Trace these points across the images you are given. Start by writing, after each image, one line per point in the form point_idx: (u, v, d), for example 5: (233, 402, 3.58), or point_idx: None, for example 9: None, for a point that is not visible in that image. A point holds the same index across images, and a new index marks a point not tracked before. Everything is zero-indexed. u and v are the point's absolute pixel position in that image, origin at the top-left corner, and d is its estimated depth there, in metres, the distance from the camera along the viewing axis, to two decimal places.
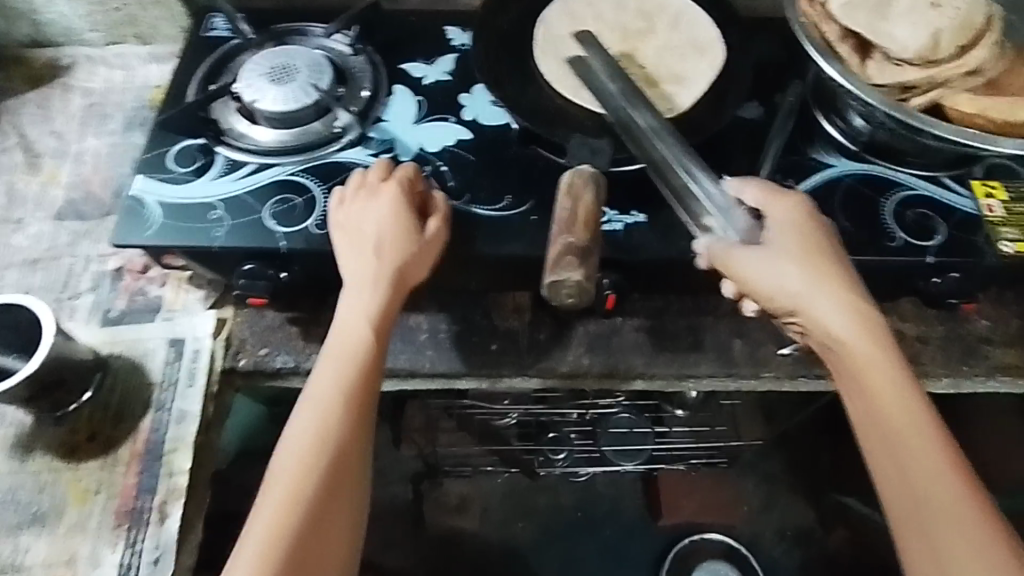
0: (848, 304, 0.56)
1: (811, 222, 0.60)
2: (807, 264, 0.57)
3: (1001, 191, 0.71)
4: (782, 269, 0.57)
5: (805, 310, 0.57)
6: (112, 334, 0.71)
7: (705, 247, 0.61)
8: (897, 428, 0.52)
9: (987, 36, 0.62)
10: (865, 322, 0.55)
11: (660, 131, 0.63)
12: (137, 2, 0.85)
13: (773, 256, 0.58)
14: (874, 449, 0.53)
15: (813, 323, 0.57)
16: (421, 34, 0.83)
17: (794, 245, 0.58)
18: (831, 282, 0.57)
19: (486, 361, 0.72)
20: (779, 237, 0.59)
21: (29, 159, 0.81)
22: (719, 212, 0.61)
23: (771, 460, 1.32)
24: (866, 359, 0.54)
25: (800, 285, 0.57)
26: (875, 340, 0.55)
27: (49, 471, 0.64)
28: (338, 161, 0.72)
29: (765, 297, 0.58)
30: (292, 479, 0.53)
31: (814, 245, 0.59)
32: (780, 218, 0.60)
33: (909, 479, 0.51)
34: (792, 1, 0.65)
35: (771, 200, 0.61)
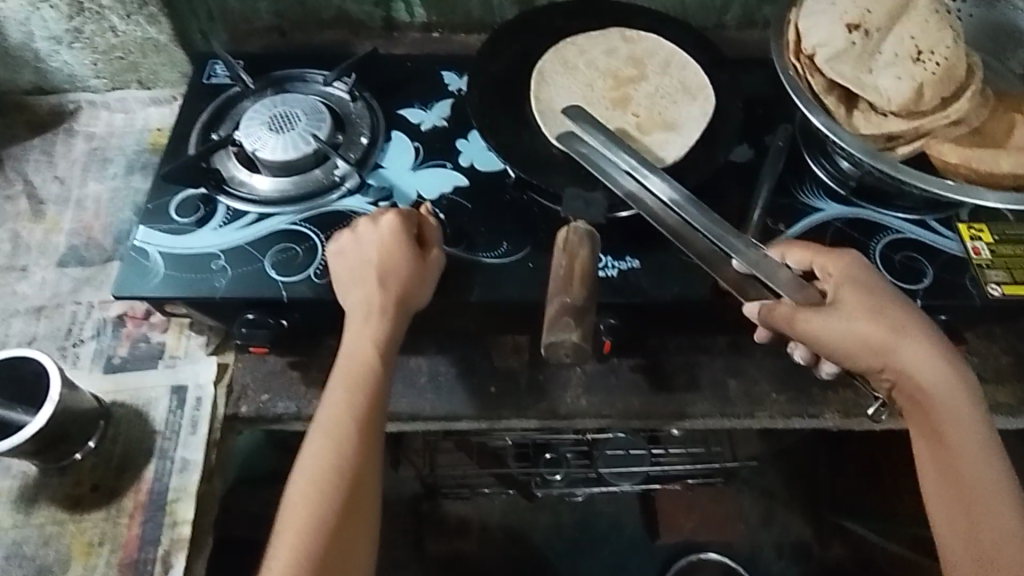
0: (939, 359, 0.58)
1: (860, 273, 0.61)
2: (891, 319, 0.59)
3: (987, 233, 0.73)
4: (858, 324, 0.58)
5: (896, 365, 0.59)
6: (114, 382, 0.72)
7: (756, 307, 0.60)
8: (972, 479, 0.57)
9: (968, 88, 0.65)
10: (955, 377, 0.59)
11: (640, 167, 0.66)
12: (139, 51, 0.87)
13: (850, 312, 0.59)
14: (955, 504, 0.57)
15: (899, 376, 0.59)
16: (417, 78, 0.84)
17: (863, 298, 0.60)
18: (920, 337, 0.59)
19: (485, 404, 0.73)
20: (854, 295, 0.60)
21: (33, 206, 0.83)
22: (756, 269, 0.62)
23: (767, 476, 1.33)
24: (951, 414, 0.58)
25: (892, 342, 0.58)
26: (967, 396, 0.58)
27: (53, 522, 0.65)
28: (337, 209, 0.73)
29: (839, 352, 0.59)
30: (306, 507, 0.55)
31: (885, 298, 0.60)
32: (850, 271, 0.61)
33: (986, 536, 0.55)
34: (780, 53, 0.67)
35: (819, 259, 0.63)
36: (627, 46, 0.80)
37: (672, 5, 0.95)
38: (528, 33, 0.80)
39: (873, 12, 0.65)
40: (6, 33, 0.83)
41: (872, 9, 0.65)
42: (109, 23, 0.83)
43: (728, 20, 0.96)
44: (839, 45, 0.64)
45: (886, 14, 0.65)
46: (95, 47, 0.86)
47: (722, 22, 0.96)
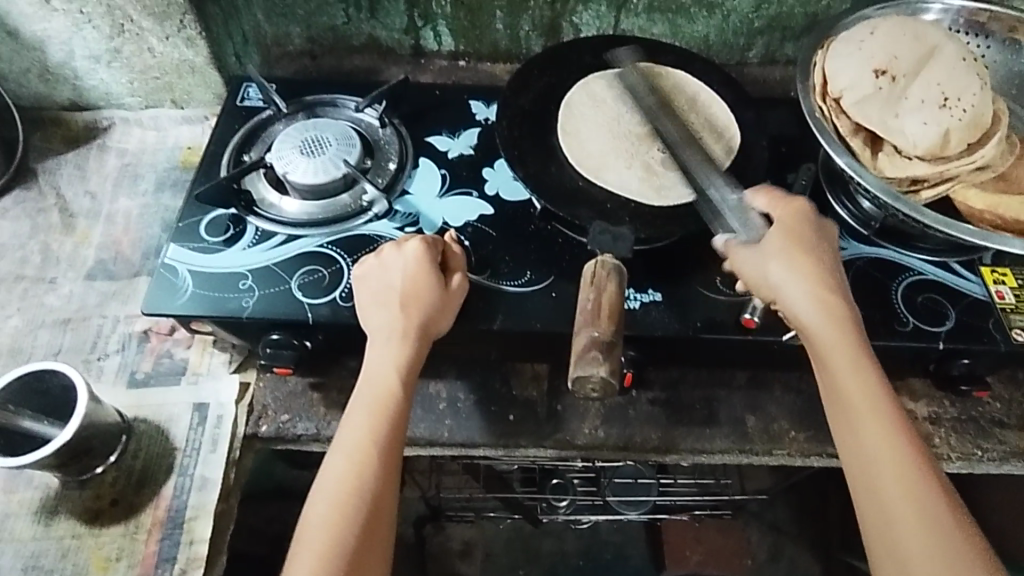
0: (822, 295, 0.60)
1: (801, 220, 0.65)
2: (789, 257, 0.62)
3: (1010, 277, 0.74)
4: (772, 263, 0.62)
5: (783, 301, 0.61)
6: (137, 397, 0.72)
7: (722, 239, 0.66)
8: (848, 392, 0.57)
9: (995, 134, 0.65)
10: (836, 309, 0.60)
11: (674, 152, 0.74)
12: (175, 71, 0.89)
13: (767, 252, 0.62)
14: (842, 427, 0.58)
15: (788, 311, 0.61)
16: (445, 107, 0.86)
17: (784, 241, 0.63)
18: (810, 270, 0.61)
19: (503, 432, 0.73)
20: (774, 233, 0.63)
21: (65, 220, 0.84)
22: (731, 212, 0.68)
23: (774, 510, 1.34)
24: (832, 345, 0.59)
25: (783, 277, 0.61)
26: (839, 330, 0.59)
27: (72, 536, 0.65)
28: (364, 233, 0.74)
29: (751, 278, 0.63)
30: (325, 534, 0.55)
31: (804, 240, 0.63)
32: (780, 217, 0.65)
33: (868, 460, 0.55)
34: (807, 92, 0.68)
35: (770, 206, 0.67)
36: (653, 82, 0.81)
37: (696, 41, 0.96)
38: (556, 66, 0.82)
39: (900, 58, 0.67)
40: (48, 50, 0.85)
41: (899, 56, 0.67)
42: (147, 44, 0.85)
43: (751, 57, 0.97)
44: (865, 90, 0.66)
45: (913, 61, 0.67)
46: (133, 67, 0.88)
47: (745, 59, 0.98)
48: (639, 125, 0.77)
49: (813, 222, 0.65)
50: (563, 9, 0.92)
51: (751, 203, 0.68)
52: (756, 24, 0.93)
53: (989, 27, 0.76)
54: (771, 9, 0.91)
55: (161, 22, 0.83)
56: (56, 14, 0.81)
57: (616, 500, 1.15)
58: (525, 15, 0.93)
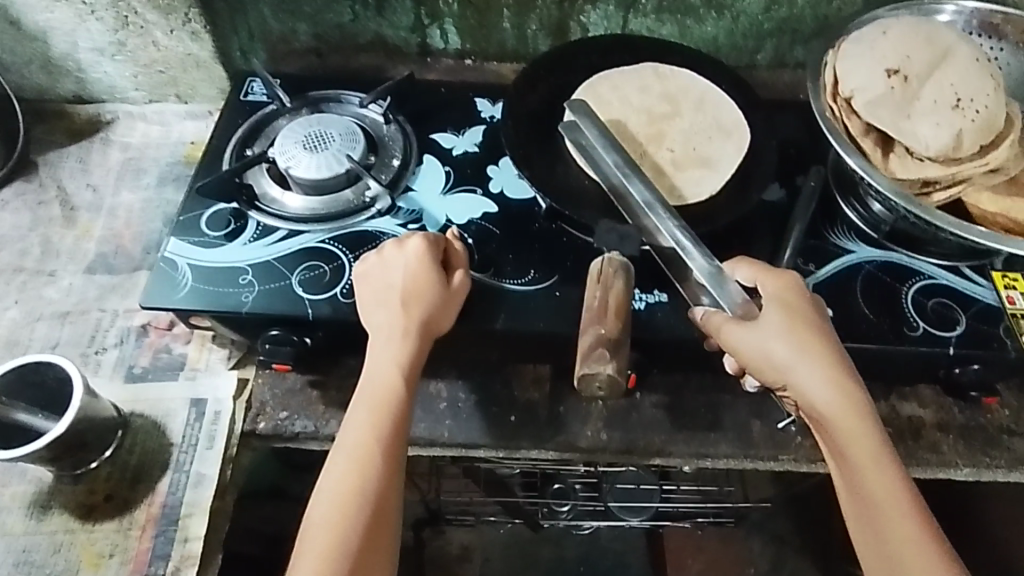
0: (836, 379, 0.57)
1: (799, 292, 0.62)
2: (798, 339, 0.58)
3: (1021, 283, 0.72)
4: (778, 346, 0.58)
5: (794, 385, 0.58)
6: (134, 392, 0.72)
7: (701, 313, 0.62)
8: (869, 492, 0.55)
9: (1008, 137, 0.64)
10: (850, 398, 0.57)
11: (654, 205, 0.65)
12: (180, 65, 0.88)
13: (773, 331, 0.59)
14: (863, 520, 0.55)
15: (799, 395, 0.58)
16: (450, 105, 0.85)
17: (788, 320, 0.59)
18: (819, 353, 0.58)
19: (504, 434, 0.72)
20: (774, 311, 0.60)
21: (65, 213, 0.84)
22: (712, 282, 0.62)
23: (776, 521, 1.30)
24: (850, 436, 0.56)
25: (794, 361, 0.58)
26: (857, 420, 0.56)
27: (64, 531, 0.64)
28: (367, 230, 0.73)
29: (756, 365, 0.59)
30: (329, 534, 0.54)
31: (808, 318, 0.60)
32: (778, 291, 0.61)
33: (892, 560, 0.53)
34: (817, 93, 0.68)
35: (762, 275, 0.62)
36: (661, 82, 0.81)
37: (705, 43, 0.95)
38: (563, 65, 0.81)
39: (913, 58, 0.66)
40: (52, 42, 0.85)
41: (912, 56, 0.66)
42: (153, 37, 0.85)
43: (760, 60, 0.96)
44: (877, 91, 0.65)
45: (927, 62, 0.66)
46: (137, 60, 0.87)
47: (754, 61, 0.97)
48: (615, 168, 0.68)
49: (808, 293, 0.62)
50: (571, 9, 0.91)
51: (735, 274, 0.64)
52: (765, 26, 0.93)
53: (1002, 29, 0.75)
54: (782, 11, 0.90)
55: (166, 15, 0.82)
56: (61, 6, 0.80)
57: (618, 504, 1.14)
58: (532, 14, 0.92)
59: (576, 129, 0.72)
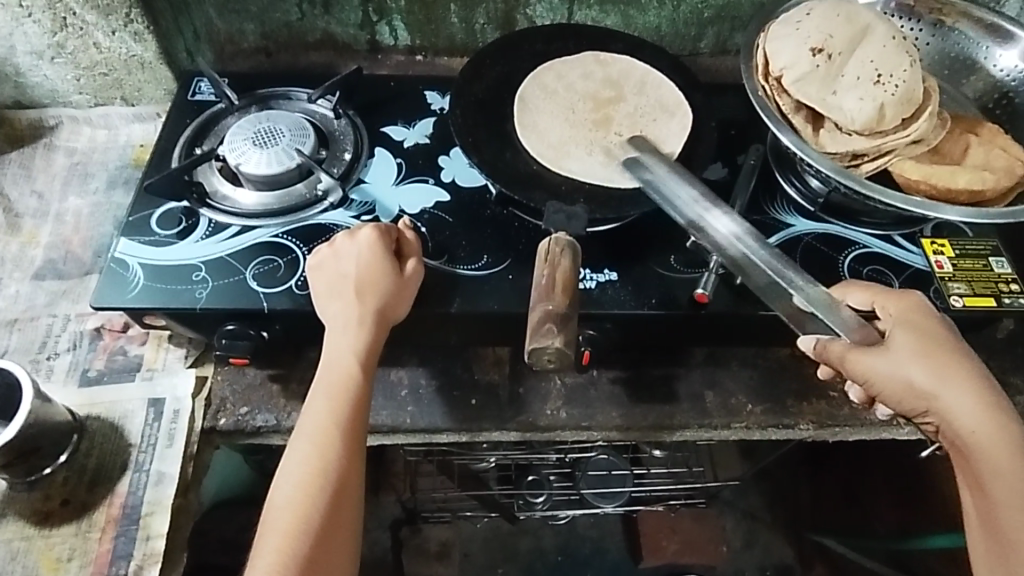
0: (982, 406, 0.59)
1: (934, 320, 0.63)
2: (935, 364, 0.59)
3: (949, 248, 0.76)
4: (914, 370, 0.59)
5: (933, 409, 0.59)
6: (89, 395, 0.71)
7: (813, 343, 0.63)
8: (1010, 523, 0.56)
9: (926, 109, 0.68)
10: (998, 426, 0.58)
11: (744, 238, 0.69)
12: (123, 67, 0.87)
13: (904, 356, 0.60)
14: (992, 540, 0.57)
15: (938, 419, 0.60)
16: (401, 98, 0.86)
17: (928, 347, 0.60)
18: (960, 380, 0.59)
19: (465, 417, 0.73)
20: (909, 338, 0.61)
21: (10, 220, 0.82)
22: (825, 314, 0.64)
23: (748, 498, 1.34)
24: (993, 463, 0.57)
25: (937, 387, 0.59)
26: (1003, 449, 0.57)
27: (21, 538, 0.64)
28: (321, 223, 0.74)
29: (889, 389, 0.60)
30: (290, 514, 0.55)
31: (951, 345, 0.61)
32: (914, 317, 0.63)
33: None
34: (750, 74, 0.71)
35: (881, 300, 0.65)
36: (603, 69, 0.83)
37: (649, 32, 0.98)
38: (509, 55, 0.83)
39: (835, 36, 0.69)
40: None
41: (834, 34, 0.69)
42: (93, 39, 0.84)
43: (703, 47, 1.00)
44: (803, 68, 0.68)
45: (848, 39, 0.69)
46: (78, 63, 0.86)
47: (697, 49, 1.00)
48: (692, 203, 0.68)
49: (940, 321, 0.63)
50: (517, 2, 0.93)
51: (846, 301, 0.67)
52: (705, 14, 0.96)
53: (918, 10, 0.80)
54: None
55: (106, 16, 0.81)
56: None
57: (591, 492, 1.16)
58: (479, 8, 0.94)
59: (637, 165, 0.73)
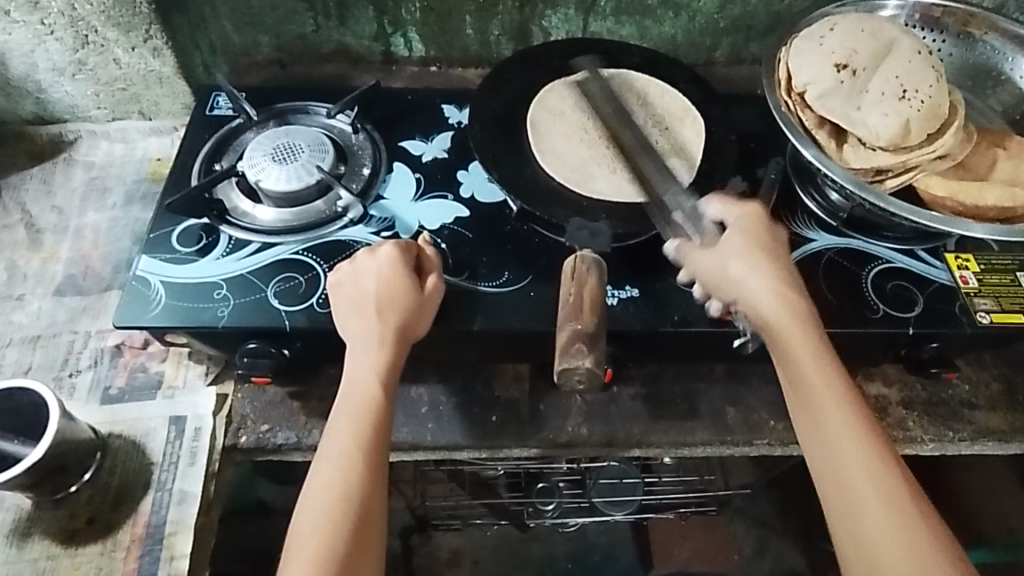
0: (782, 290, 0.61)
1: (763, 224, 0.66)
2: (751, 257, 0.63)
3: (974, 262, 0.76)
4: (731, 261, 0.63)
5: (743, 297, 0.62)
6: (111, 413, 0.71)
7: (673, 246, 0.68)
8: (812, 392, 0.57)
9: (951, 124, 0.68)
10: (796, 308, 0.61)
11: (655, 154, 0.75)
12: (142, 82, 0.87)
13: (728, 251, 0.64)
14: (804, 419, 0.57)
15: (748, 307, 0.62)
16: (417, 112, 0.86)
17: (748, 241, 0.64)
18: (766, 268, 0.62)
19: (486, 433, 0.73)
20: (737, 233, 0.65)
21: (31, 235, 0.83)
22: (686, 220, 0.69)
23: (760, 505, 1.34)
24: (792, 343, 0.59)
25: (748, 275, 0.62)
26: (800, 329, 0.59)
27: (46, 558, 0.64)
28: (341, 239, 0.74)
29: (713, 281, 0.64)
30: (314, 539, 0.54)
31: (764, 238, 0.65)
32: (743, 220, 0.66)
33: (833, 457, 0.54)
34: (772, 87, 0.70)
35: (732, 207, 0.67)
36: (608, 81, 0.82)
37: (664, 42, 0.98)
38: (526, 69, 0.83)
39: (860, 52, 0.69)
40: (9, 63, 0.84)
41: (858, 50, 0.69)
42: (113, 55, 0.84)
43: (718, 57, 0.99)
44: (827, 84, 0.68)
45: (871, 55, 0.69)
46: (98, 78, 0.86)
47: (712, 59, 1.00)
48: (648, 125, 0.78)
49: (772, 227, 0.66)
50: (532, 13, 0.93)
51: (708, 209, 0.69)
52: (721, 24, 0.95)
53: (942, 21, 0.80)
54: (736, 9, 0.93)
55: (126, 32, 0.82)
56: (17, 26, 0.79)
57: (602, 500, 1.15)
58: (494, 20, 0.93)
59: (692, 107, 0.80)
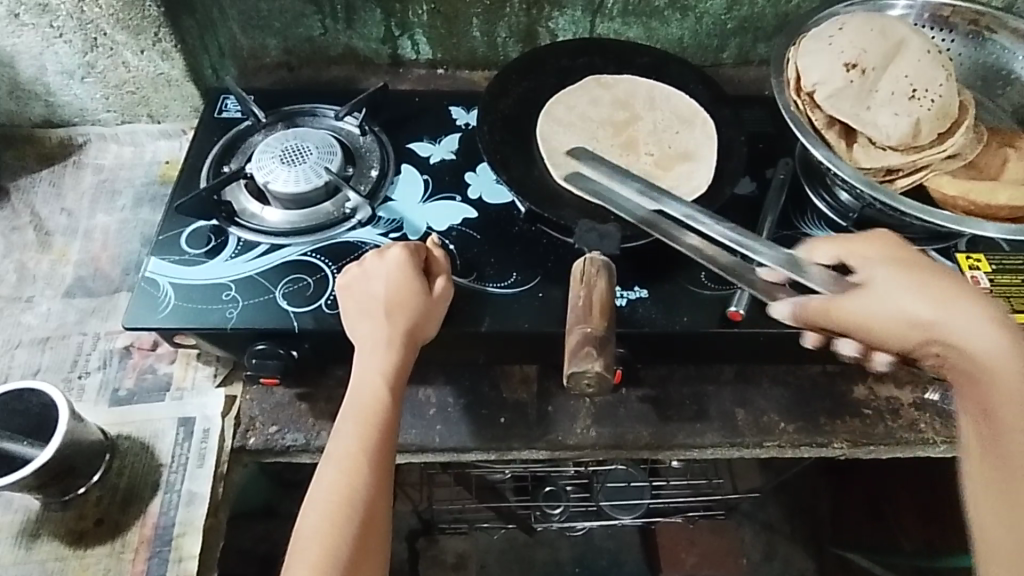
0: (1006, 339, 0.55)
1: (905, 255, 0.60)
2: (936, 302, 0.57)
3: (985, 262, 0.75)
4: (902, 300, 0.57)
5: (952, 343, 0.56)
6: (120, 415, 0.71)
7: (787, 309, 0.60)
8: (1022, 450, 0.54)
9: (963, 125, 0.68)
10: (1023, 358, 0.55)
11: (616, 177, 0.71)
12: (151, 85, 0.88)
13: (891, 293, 0.58)
14: (1000, 479, 0.55)
15: (953, 353, 0.57)
16: (425, 114, 0.86)
17: (911, 279, 0.58)
18: (958, 309, 0.56)
19: (493, 435, 0.72)
20: (905, 273, 0.58)
21: (40, 237, 0.83)
22: (790, 266, 0.62)
23: (767, 509, 1.33)
24: (1016, 398, 0.55)
25: (929, 320, 0.56)
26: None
27: (55, 558, 0.64)
28: (349, 241, 0.74)
29: (875, 327, 0.57)
30: (318, 545, 0.54)
31: (922, 272, 0.58)
32: (881, 253, 0.60)
33: (1022, 527, 0.53)
34: (782, 87, 0.70)
35: (857, 245, 0.62)
36: (608, 90, 0.82)
37: (671, 43, 0.98)
38: (534, 70, 0.82)
39: (869, 51, 0.68)
40: (19, 66, 0.84)
41: (868, 49, 0.68)
42: (122, 58, 0.84)
43: (725, 58, 0.99)
44: (836, 84, 0.68)
45: (881, 54, 0.69)
46: (107, 81, 0.87)
47: (720, 60, 1.00)
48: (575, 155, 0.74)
49: (908, 252, 0.61)
50: (539, 15, 0.93)
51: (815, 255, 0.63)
52: (729, 25, 0.95)
53: (952, 21, 0.79)
54: (744, 10, 0.93)
55: (135, 35, 0.82)
56: (27, 29, 0.80)
57: (609, 504, 1.14)
58: (502, 22, 0.93)
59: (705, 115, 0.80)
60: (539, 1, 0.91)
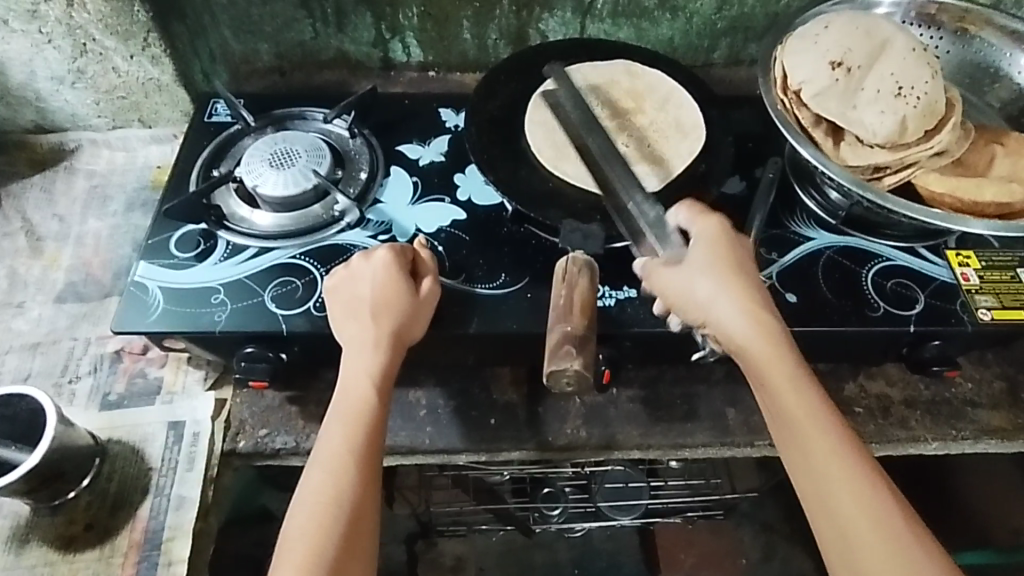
0: (747, 312, 0.59)
1: (721, 236, 0.64)
2: (719, 277, 0.60)
3: (974, 259, 0.75)
4: (699, 280, 0.60)
5: (712, 321, 0.60)
6: (110, 419, 0.71)
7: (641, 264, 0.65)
8: (789, 416, 0.55)
9: (949, 122, 0.68)
10: (764, 326, 0.58)
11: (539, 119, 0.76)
12: (142, 91, 0.88)
13: (696, 270, 0.61)
14: (789, 448, 0.55)
15: (718, 330, 0.60)
16: (414, 116, 0.87)
17: (712, 258, 0.61)
18: (730, 284, 0.60)
19: (483, 437, 0.72)
20: (702, 253, 0.62)
21: (31, 243, 0.83)
22: (649, 229, 0.66)
23: (765, 509, 1.32)
24: (770, 364, 0.56)
25: (709, 295, 0.59)
26: (774, 345, 0.57)
27: (44, 563, 0.64)
28: (339, 244, 0.74)
29: (681, 304, 0.61)
30: (305, 546, 0.54)
31: (723, 252, 0.62)
32: (704, 232, 0.64)
33: (825, 493, 0.52)
34: (769, 86, 0.71)
35: (694, 218, 0.66)
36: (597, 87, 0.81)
37: (661, 44, 0.98)
38: (523, 71, 0.83)
39: (854, 51, 0.68)
40: (10, 73, 0.85)
41: (853, 49, 0.68)
42: (112, 64, 0.85)
43: (716, 58, 0.99)
44: (822, 83, 0.68)
45: (867, 53, 0.69)
46: (97, 87, 0.87)
47: (710, 60, 1.00)
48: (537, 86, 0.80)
49: (729, 235, 0.64)
50: (529, 17, 0.93)
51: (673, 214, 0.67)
52: (718, 26, 0.95)
53: (939, 19, 0.79)
54: (733, 10, 0.93)
55: (125, 41, 0.83)
56: (16, 35, 0.80)
57: (608, 504, 1.15)
58: (491, 24, 0.94)
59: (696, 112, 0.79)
60: (528, 3, 0.91)
